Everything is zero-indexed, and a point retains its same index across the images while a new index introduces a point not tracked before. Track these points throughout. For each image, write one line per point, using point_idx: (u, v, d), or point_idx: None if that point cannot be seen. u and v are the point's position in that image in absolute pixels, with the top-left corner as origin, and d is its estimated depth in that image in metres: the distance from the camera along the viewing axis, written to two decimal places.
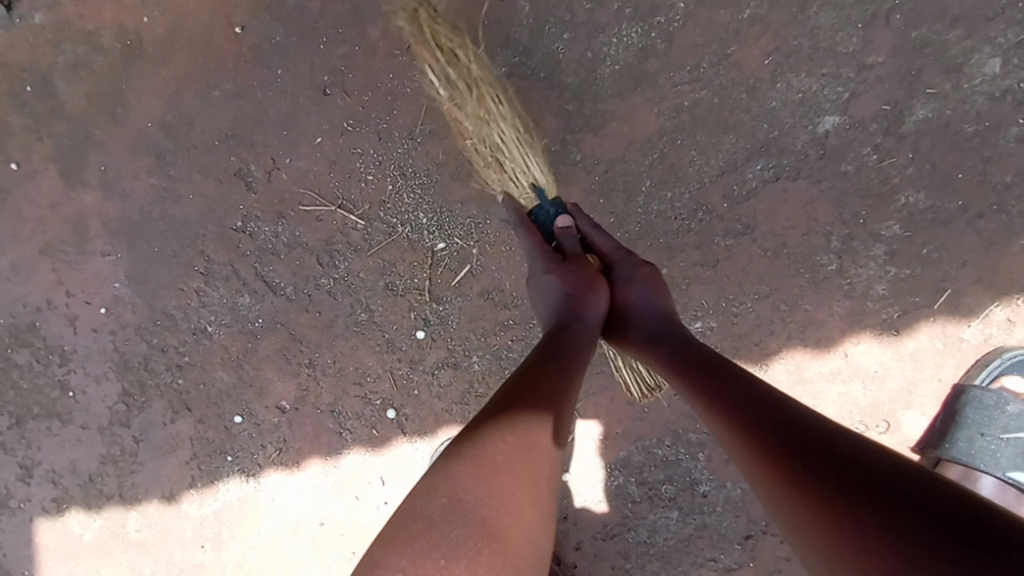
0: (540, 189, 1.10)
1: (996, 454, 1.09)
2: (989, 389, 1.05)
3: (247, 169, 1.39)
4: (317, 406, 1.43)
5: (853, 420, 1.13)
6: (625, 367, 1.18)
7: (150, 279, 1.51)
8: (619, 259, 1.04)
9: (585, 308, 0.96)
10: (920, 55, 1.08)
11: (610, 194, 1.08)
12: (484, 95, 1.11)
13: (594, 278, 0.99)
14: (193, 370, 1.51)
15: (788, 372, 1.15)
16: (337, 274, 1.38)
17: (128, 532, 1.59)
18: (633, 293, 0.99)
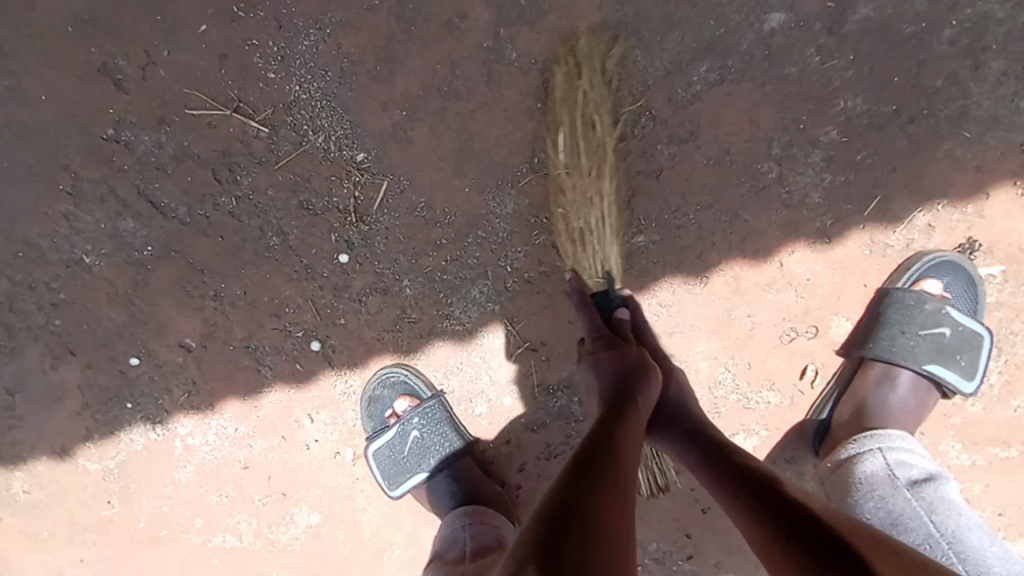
0: (611, 278, 1.07)
1: (914, 351, 1.12)
2: (909, 291, 1.11)
3: (114, 64, 1.16)
4: (229, 342, 1.32)
5: (786, 325, 1.16)
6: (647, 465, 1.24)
7: (2, 202, 1.27)
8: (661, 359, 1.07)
9: (646, 386, 0.95)
10: None
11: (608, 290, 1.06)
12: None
13: (648, 364, 0.98)
14: (72, 309, 1.32)
15: (726, 284, 1.16)
16: (239, 192, 1.22)
17: (15, 494, 1.45)
18: (669, 394, 1.04)
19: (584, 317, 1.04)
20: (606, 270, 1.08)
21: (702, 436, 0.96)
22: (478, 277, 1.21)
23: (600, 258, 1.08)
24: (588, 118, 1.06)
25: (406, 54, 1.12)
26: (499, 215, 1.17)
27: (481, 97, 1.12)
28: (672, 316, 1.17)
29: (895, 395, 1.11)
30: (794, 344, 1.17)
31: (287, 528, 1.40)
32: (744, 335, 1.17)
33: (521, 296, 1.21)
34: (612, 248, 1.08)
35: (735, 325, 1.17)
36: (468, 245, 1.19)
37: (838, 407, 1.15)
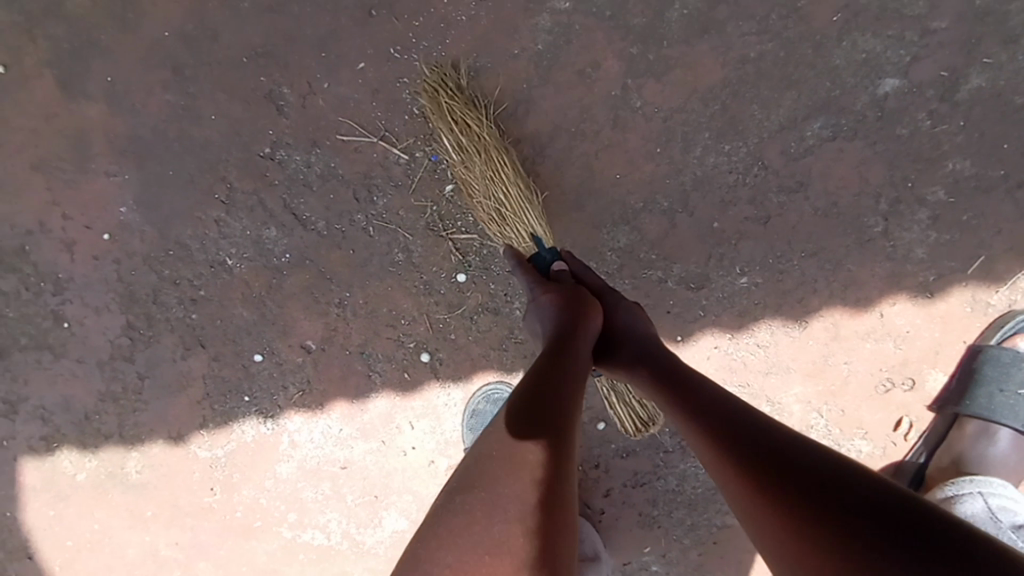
0: (539, 239, 1.15)
1: (1015, 408, 1.14)
2: (1004, 347, 1.13)
3: (280, 92, 1.31)
4: (346, 347, 1.43)
5: (881, 375, 1.20)
6: (620, 403, 1.26)
7: (162, 205, 1.42)
8: (607, 294, 1.08)
9: (587, 319, 0.98)
10: (980, 24, 1.11)
11: (539, 250, 1.14)
12: (490, 154, 1.19)
13: (588, 301, 1.01)
14: (209, 306, 1.46)
15: (825, 330, 1.21)
16: (373, 212, 1.34)
17: (127, 473, 1.56)
18: (618, 318, 1.04)
19: (521, 272, 1.10)
20: (532, 234, 1.17)
21: (672, 370, 0.93)
22: None
23: (523, 227, 1.18)
24: (453, 118, 1.19)
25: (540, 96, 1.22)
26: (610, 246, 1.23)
27: (606, 139, 1.21)
28: (772, 356, 1.23)
29: (993, 451, 1.14)
30: (890, 395, 1.21)
31: (374, 531, 1.48)
32: (840, 381, 1.22)
33: None
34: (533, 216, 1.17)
35: (831, 370, 1.21)
36: None
37: (935, 455, 1.18)
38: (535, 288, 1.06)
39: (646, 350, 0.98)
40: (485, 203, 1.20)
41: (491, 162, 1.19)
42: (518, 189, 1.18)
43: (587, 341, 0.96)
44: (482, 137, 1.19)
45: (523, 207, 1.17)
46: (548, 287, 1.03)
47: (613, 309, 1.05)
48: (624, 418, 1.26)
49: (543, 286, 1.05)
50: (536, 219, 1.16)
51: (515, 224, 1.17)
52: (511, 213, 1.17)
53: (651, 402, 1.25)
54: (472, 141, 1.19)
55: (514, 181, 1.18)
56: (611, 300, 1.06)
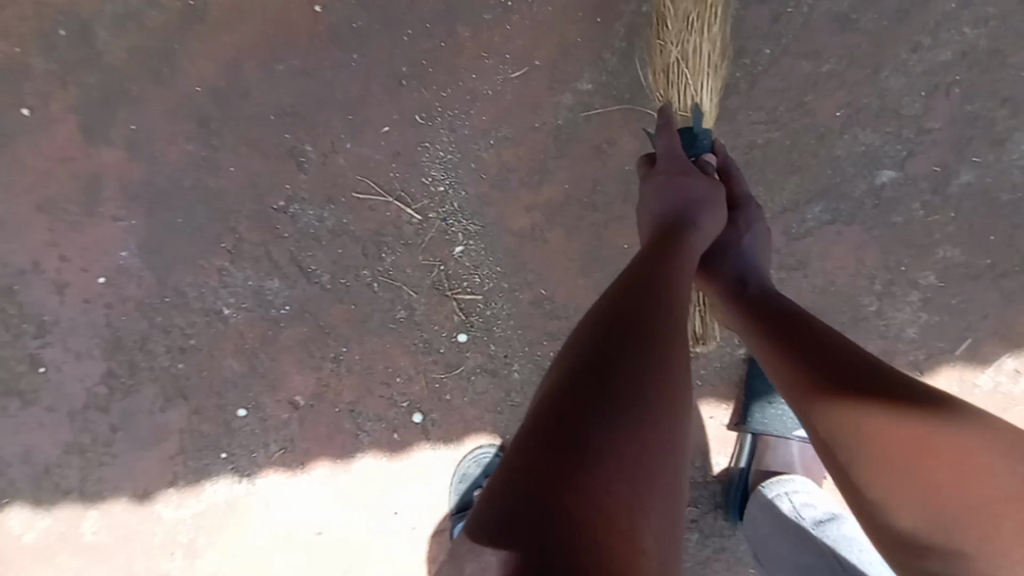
0: (700, 110, 1.10)
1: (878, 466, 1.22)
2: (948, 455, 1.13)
3: (302, 150, 1.36)
4: (336, 404, 1.37)
5: None
6: (679, 311, 1.17)
7: (165, 251, 1.41)
8: (746, 206, 1.05)
9: (702, 219, 0.94)
10: (972, 127, 1.19)
11: (697, 124, 1.08)
12: (703, 10, 1.11)
13: (716, 195, 0.98)
14: (198, 355, 1.41)
15: None
16: (379, 268, 1.35)
17: (81, 534, 1.44)
18: (743, 240, 1.01)
19: (666, 136, 1.05)
20: (698, 105, 1.11)
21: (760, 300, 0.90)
22: None
23: (693, 92, 1.13)
24: None
25: (555, 168, 1.29)
26: None
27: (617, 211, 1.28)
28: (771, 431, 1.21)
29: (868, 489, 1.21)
30: None
31: None
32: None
33: None
34: (710, 82, 1.14)
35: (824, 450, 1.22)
36: None
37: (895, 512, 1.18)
38: (665, 166, 1.01)
39: (746, 275, 0.97)
40: (669, 49, 1.13)
41: (694, 3, 1.11)
42: (707, 57, 1.13)
43: (699, 236, 0.93)
44: (712, 0, 1.11)
45: (699, 76, 1.13)
46: (686, 172, 0.99)
47: (744, 224, 1.02)
48: (679, 325, 1.18)
49: (673, 165, 1.01)
50: (708, 92, 1.13)
51: (681, 87, 1.13)
52: (683, 78, 1.12)
53: (711, 322, 1.18)
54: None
55: (706, 47, 1.12)
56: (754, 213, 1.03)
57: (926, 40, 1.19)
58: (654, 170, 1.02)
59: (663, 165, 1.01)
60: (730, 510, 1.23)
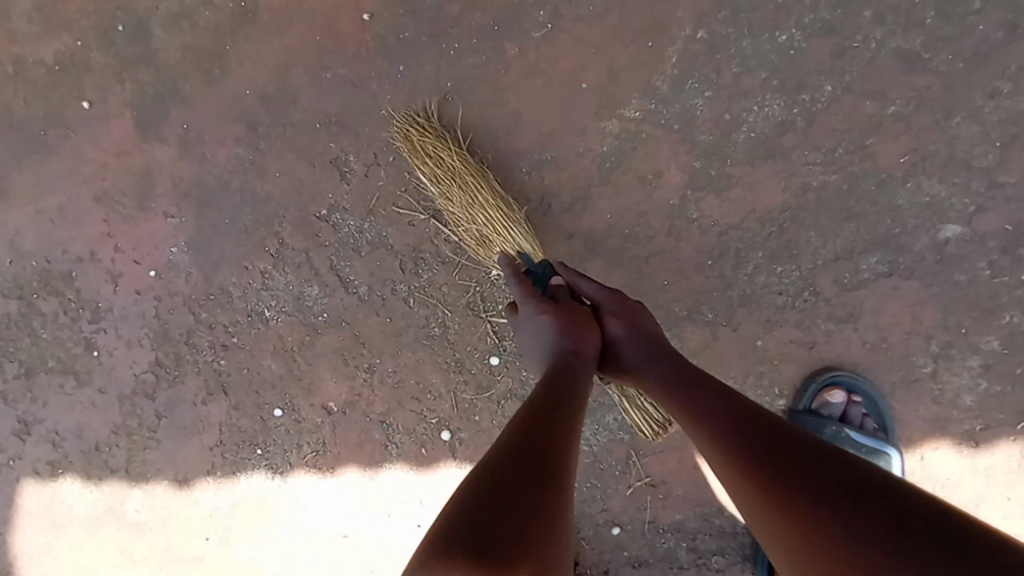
0: (526, 254, 1.17)
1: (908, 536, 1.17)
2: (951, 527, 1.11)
3: (345, 159, 1.35)
4: (367, 414, 1.40)
5: None
6: (634, 407, 1.18)
7: (213, 250, 1.45)
8: (605, 303, 1.06)
9: (582, 343, 0.98)
10: None
11: (532, 265, 1.14)
12: (468, 184, 1.22)
13: (584, 321, 1.01)
14: (239, 353, 1.45)
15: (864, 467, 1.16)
16: (416, 284, 1.35)
17: (126, 510, 1.54)
18: (612, 330, 1.02)
19: (517, 285, 1.08)
20: (523, 252, 1.18)
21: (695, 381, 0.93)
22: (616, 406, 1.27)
23: (512, 245, 1.21)
24: (426, 146, 1.23)
25: (600, 198, 1.24)
26: None
27: (660, 245, 1.22)
28: None
29: None
30: None
31: None
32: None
33: None
34: (518, 234, 1.21)
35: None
36: None
37: None
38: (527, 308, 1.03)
39: (651, 354, 0.99)
40: (468, 232, 1.26)
41: (468, 191, 1.23)
42: (495, 199, 1.22)
43: (584, 365, 0.96)
44: (454, 166, 1.23)
45: (505, 232, 1.21)
46: (546, 308, 1.01)
47: (622, 311, 1.03)
48: (639, 422, 1.19)
49: (540, 303, 1.03)
50: (522, 238, 1.20)
51: (497, 242, 1.21)
52: (495, 236, 1.22)
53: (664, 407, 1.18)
54: (448, 172, 1.23)
55: (488, 203, 1.22)
56: (609, 307, 1.05)
57: (1004, 86, 1.10)
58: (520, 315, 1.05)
59: (529, 306, 1.03)
60: (759, 563, 1.23)
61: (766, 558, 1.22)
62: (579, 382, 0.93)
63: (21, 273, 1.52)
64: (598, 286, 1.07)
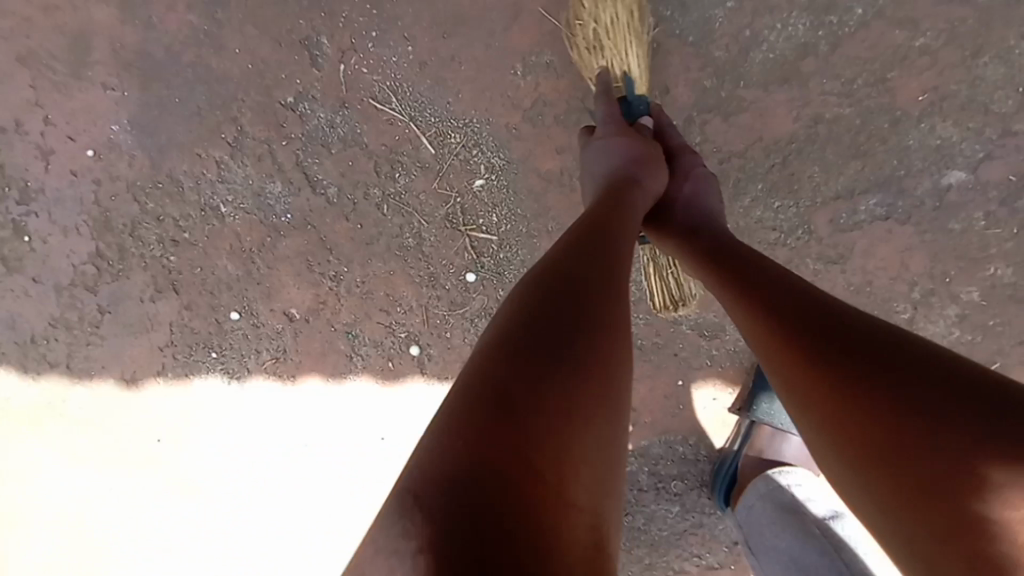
0: (630, 80, 1.05)
1: None
2: None
3: (316, 40, 1.20)
4: (332, 323, 1.33)
5: None
6: (655, 275, 1.16)
7: (159, 132, 1.29)
8: (685, 153, 1.00)
9: (649, 176, 0.91)
10: None
11: (629, 95, 1.04)
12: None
13: (656, 157, 0.94)
14: (191, 250, 1.33)
15: None
16: (391, 189, 1.24)
17: (71, 407, 1.46)
18: (682, 188, 0.96)
19: (604, 104, 1.02)
20: (625, 72, 1.06)
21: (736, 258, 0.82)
22: None
23: (619, 60, 1.07)
24: None
25: (598, 113, 1.14)
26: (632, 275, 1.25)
27: None
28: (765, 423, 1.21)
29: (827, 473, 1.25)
30: None
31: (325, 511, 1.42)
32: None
33: None
34: (633, 48, 1.06)
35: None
36: None
37: None
38: (601, 129, 0.98)
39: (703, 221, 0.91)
40: (588, 20, 1.08)
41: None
42: (630, 17, 1.06)
43: (644, 194, 0.89)
44: None
45: (624, 42, 1.06)
46: (626, 133, 0.96)
47: (686, 166, 0.98)
48: (655, 288, 1.17)
49: (615, 126, 0.98)
50: (638, 60, 1.06)
51: (608, 53, 1.07)
52: (608, 42, 1.07)
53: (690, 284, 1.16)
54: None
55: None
56: (686, 162, 0.98)
57: None
58: (592, 135, 0.99)
59: (605, 126, 0.98)
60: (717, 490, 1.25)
61: (722, 485, 1.22)
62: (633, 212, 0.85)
63: None
64: (684, 139, 1.01)
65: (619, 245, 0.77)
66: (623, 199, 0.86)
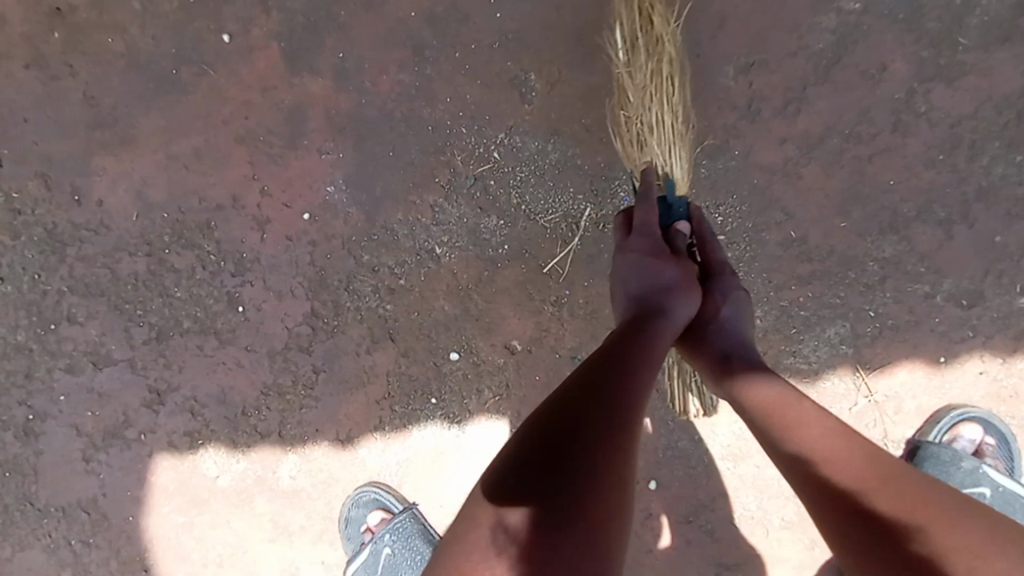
0: (672, 182, 1.09)
1: None
2: None
3: (524, 78, 1.27)
4: (556, 350, 1.33)
5: None
6: (678, 380, 1.18)
7: (375, 185, 1.35)
8: (723, 272, 1.04)
9: (682, 303, 0.94)
10: None
11: (670, 195, 1.08)
12: (659, 72, 1.11)
13: (690, 280, 0.97)
14: (409, 297, 1.36)
15: None
16: (611, 208, 1.28)
17: (280, 478, 1.44)
18: (721, 310, 1.00)
19: (646, 210, 1.04)
20: (668, 173, 1.09)
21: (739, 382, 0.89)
22: (836, 318, 1.20)
23: (666, 162, 1.11)
24: (653, 18, 1.10)
25: (816, 98, 1.18)
26: (874, 257, 1.20)
27: (884, 142, 1.18)
28: None
29: None
30: None
31: None
32: None
33: (882, 343, 1.20)
34: (680, 156, 1.11)
35: None
36: (835, 283, 1.20)
37: None
38: (644, 236, 1.01)
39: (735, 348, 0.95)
40: (633, 121, 1.12)
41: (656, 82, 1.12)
42: (674, 116, 1.12)
43: (675, 323, 0.92)
44: (664, 41, 1.10)
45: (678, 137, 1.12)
46: (665, 255, 0.98)
47: (722, 296, 1.01)
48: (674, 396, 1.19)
49: (654, 242, 1.00)
50: (677, 157, 1.12)
51: (658, 148, 1.10)
52: (656, 140, 1.10)
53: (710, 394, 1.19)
54: (646, 50, 1.10)
55: (672, 104, 1.12)
56: (727, 284, 1.02)
57: None
58: (625, 245, 1.01)
59: (635, 240, 1.01)
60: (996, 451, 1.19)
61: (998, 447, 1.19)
62: (666, 333, 0.89)
63: (151, 225, 1.42)
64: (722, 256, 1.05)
65: (656, 361, 0.84)
66: (655, 323, 0.89)
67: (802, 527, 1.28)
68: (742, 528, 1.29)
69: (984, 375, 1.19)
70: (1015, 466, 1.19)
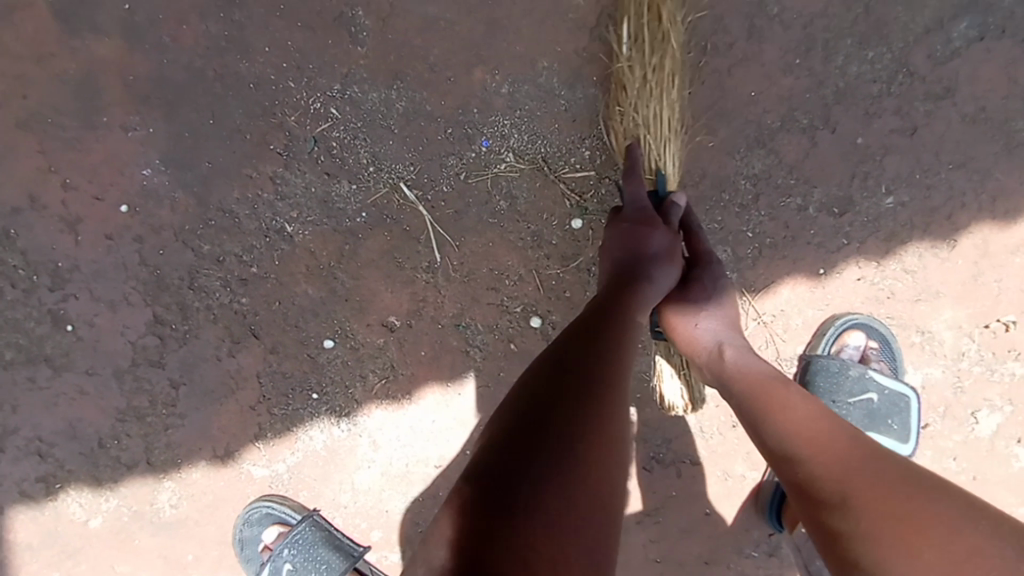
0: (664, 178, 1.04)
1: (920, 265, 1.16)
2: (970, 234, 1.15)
3: (352, 15, 1.13)
4: (437, 320, 1.22)
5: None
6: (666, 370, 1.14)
7: (199, 160, 1.17)
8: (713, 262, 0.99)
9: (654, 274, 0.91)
10: None
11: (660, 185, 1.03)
12: (662, 69, 1.04)
13: (672, 250, 0.94)
14: (265, 286, 1.21)
15: (975, 248, 1.16)
16: (467, 155, 1.16)
17: (158, 509, 1.28)
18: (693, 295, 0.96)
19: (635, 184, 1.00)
20: (657, 169, 1.04)
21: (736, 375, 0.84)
22: (719, 243, 1.16)
23: (655, 159, 1.05)
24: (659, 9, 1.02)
25: None
26: (744, 175, 1.15)
27: (741, 52, 1.12)
28: (920, 280, 1.17)
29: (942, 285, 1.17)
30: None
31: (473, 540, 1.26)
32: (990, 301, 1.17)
33: (763, 263, 1.17)
34: (672, 150, 1.05)
35: (982, 290, 1.16)
36: (711, 208, 1.15)
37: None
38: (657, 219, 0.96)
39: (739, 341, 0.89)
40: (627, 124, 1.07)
41: (660, 74, 1.04)
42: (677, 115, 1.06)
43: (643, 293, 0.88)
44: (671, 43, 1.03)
45: (664, 130, 1.04)
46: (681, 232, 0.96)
47: (711, 283, 0.97)
48: (661, 379, 1.17)
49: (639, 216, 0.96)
50: (671, 153, 1.05)
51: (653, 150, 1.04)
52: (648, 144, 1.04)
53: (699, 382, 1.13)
54: (653, 47, 1.03)
55: (671, 101, 1.05)
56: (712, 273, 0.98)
57: None
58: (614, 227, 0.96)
59: (629, 214, 0.97)
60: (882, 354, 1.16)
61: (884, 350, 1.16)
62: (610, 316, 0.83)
63: None
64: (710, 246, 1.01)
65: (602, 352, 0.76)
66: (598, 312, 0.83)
67: (711, 459, 1.24)
68: (657, 472, 1.25)
69: (865, 278, 1.17)
70: (899, 367, 1.17)
